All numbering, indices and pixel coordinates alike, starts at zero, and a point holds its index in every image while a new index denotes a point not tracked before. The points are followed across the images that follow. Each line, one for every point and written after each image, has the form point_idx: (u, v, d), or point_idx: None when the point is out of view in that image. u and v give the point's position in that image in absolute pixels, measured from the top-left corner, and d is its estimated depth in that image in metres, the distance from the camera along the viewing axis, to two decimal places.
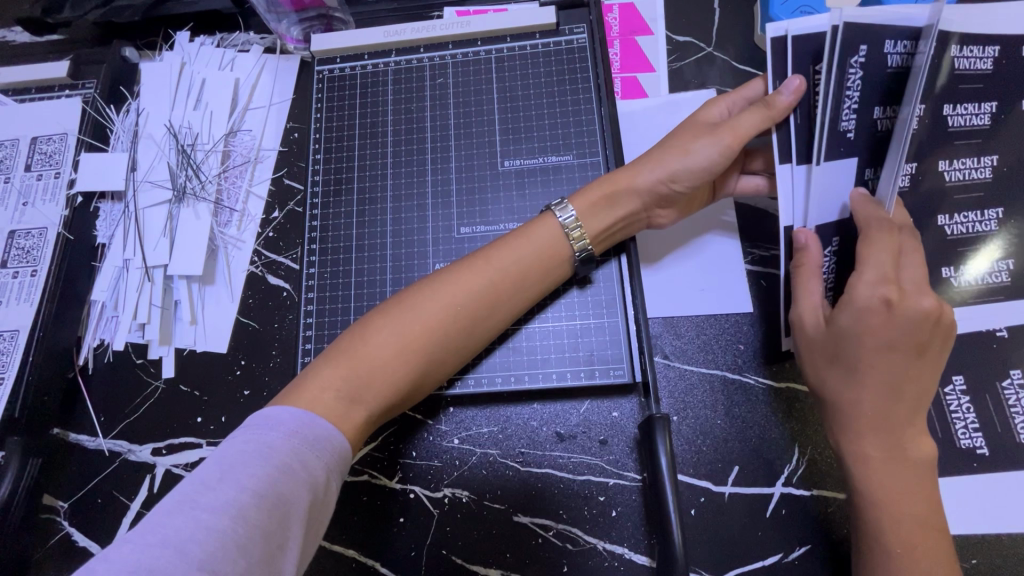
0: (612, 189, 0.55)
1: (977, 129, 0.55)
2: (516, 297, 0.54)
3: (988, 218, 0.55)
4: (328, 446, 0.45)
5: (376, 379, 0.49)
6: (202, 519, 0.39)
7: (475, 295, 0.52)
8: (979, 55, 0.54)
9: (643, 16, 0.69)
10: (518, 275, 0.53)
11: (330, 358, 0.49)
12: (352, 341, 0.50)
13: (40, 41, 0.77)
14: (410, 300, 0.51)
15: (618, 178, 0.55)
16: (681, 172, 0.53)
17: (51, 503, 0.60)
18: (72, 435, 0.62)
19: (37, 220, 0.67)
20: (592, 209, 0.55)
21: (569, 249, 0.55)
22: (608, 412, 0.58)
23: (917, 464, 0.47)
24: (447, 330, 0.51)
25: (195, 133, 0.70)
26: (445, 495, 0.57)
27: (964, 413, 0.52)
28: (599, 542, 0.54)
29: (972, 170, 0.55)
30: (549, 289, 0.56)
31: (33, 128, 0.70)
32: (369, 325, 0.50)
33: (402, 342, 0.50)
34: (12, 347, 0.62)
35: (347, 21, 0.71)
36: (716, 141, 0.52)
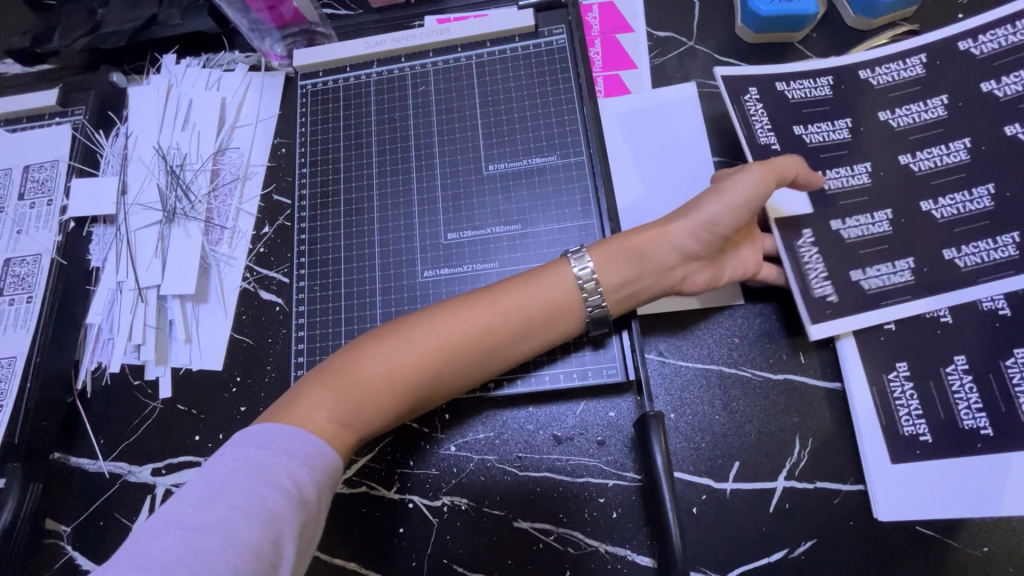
0: (632, 247, 0.52)
1: (912, 80, 0.59)
2: (523, 341, 0.52)
3: (858, 172, 0.58)
4: (320, 462, 0.45)
5: (366, 405, 0.48)
6: (191, 540, 0.39)
7: (470, 339, 0.50)
8: (900, 67, 0.60)
9: (622, 14, 0.69)
10: (518, 321, 0.51)
11: (323, 379, 0.49)
12: (345, 361, 0.50)
13: (31, 71, 0.78)
14: (405, 328, 0.50)
15: (631, 245, 0.52)
16: (707, 204, 0.52)
17: (54, 527, 0.60)
18: (74, 458, 0.63)
19: (31, 247, 0.67)
20: (609, 260, 0.52)
21: (582, 301, 0.52)
22: (604, 412, 0.57)
23: None
24: (444, 367, 0.50)
25: (183, 154, 0.70)
26: (444, 503, 0.57)
27: (966, 394, 0.51)
28: (601, 545, 0.54)
29: (920, 113, 0.58)
30: (555, 328, 0.52)
31: (26, 157, 0.71)
32: (363, 349, 0.50)
33: (395, 371, 0.49)
34: (11, 374, 0.63)
35: (329, 35, 0.73)
36: (746, 178, 0.51)
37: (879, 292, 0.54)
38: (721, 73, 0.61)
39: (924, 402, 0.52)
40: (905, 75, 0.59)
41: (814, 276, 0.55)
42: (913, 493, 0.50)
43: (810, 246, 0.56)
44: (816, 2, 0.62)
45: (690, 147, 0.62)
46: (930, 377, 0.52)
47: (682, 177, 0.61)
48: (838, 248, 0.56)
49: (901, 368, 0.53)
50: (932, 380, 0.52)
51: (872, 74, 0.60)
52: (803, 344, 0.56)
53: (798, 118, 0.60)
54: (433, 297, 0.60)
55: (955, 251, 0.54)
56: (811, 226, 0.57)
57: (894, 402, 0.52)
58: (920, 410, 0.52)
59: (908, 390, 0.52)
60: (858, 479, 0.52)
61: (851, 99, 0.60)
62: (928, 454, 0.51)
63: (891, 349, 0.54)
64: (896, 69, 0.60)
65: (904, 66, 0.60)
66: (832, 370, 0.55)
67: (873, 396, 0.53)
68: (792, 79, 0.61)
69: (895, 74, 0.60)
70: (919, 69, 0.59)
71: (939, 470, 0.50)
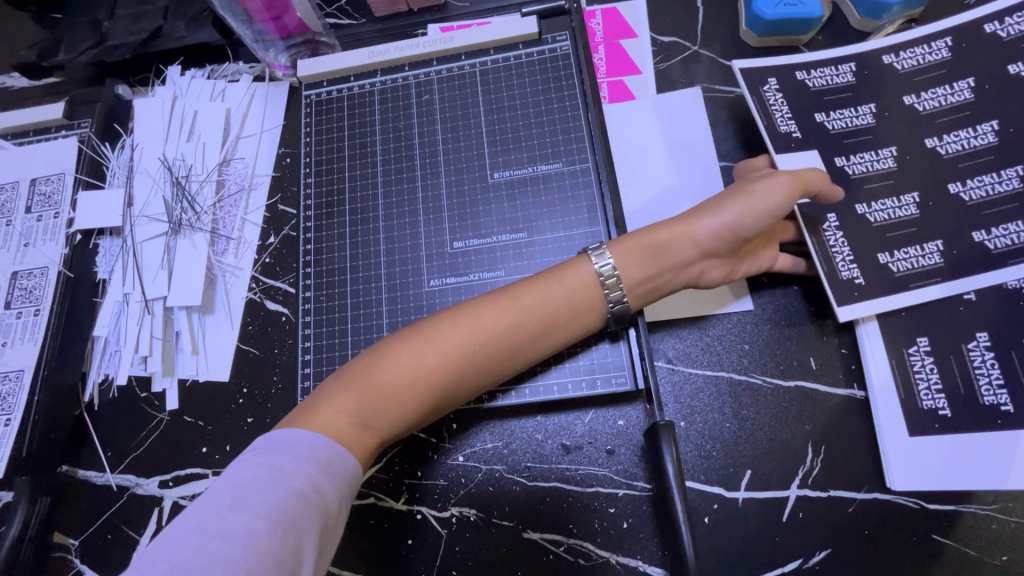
0: (654, 244, 0.52)
1: (938, 64, 0.59)
2: (544, 341, 0.51)
3: (884, 156, 0.58)
4: (340, 467, 0.45)
5: (389, 406, 0.48)
6: (210, 549, 0.38)
7: (492, 337, 0.50)
8: (929, 50, 0.60)
9: (625, 19, 0.69)
10: (541, 319, 0.50)
11: (345, 382, 0.49)
12: (366, 363, 0.49)
13: (37, 85, 0.79)
14: (426, 328, 0.50)
15: (654, 241, 0.52)
16: (733, 203, 0.51)
17: (63, 541, 0.60)
18: (81, 471, 0.63)
19: (38, 260, 0.67)
20: (630, 258, 0.52)
21: (603, 300, 0.51)
22: (613, 421, 0.57)
23: None
24: (466, 365, 0.49)
25: (189, 165, 0.71)
26: (452, 514, 0.56)
27: (987, 369, 0.51)
28: (612, 555, 0.53)
29: (947, 96, 0.58)
30: (577, 327, 0.52)
31: (33, 170, 0.71)
32: (384, 351, 0.49)
33: (418, 372, 0.48)
34: (18, 387, 0.63)
35: (333, 45, 0.73)
36: (774, 182, 0.51)
37: (908, 275, 0.54)
38: (738, 65, 0.62)
39: (945, 377, 0.52)
40: (935, 57, 0.60)
41: (840, 259, 0.55)
42: (931, 466, 0.50)
43: (836, 231, 0.56)
44: (821, 5, 0.62)
45: (695, 153, 0.62)
46: (949, 352, 0.52)
47: (689, 183, 0.61)
48: (863, 231, 0.56)
49: (921, 342, 0.53)
50: (953, 355, 0.52)
51: (876, 76, 0.60)
52: (814, 350, 0.55)
53: (818, 105, 0.60)
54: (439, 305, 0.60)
55: (984, 233, 0.54)
56: (836, 210, 0.57)
57: (913, 374, 0.53)
58: (938, 382, 0.52)
59: (927, 363, 0.53)
60: (872, 486, 0.51)
61: (873, 87, 0.60)
62: (945, 428, 0.51)
63: (911, 327, 0.54)
64: (923, 52, 0.60)
65: (932, 49, 0.60)
66: (844, 376, 0.54)
67: (893, 370, 0.53)
68: (813, 67, 0.62)
69: (923, 56, 0.60)
70: (947, 52, 0.59)
71: (958, 445, 0.50)
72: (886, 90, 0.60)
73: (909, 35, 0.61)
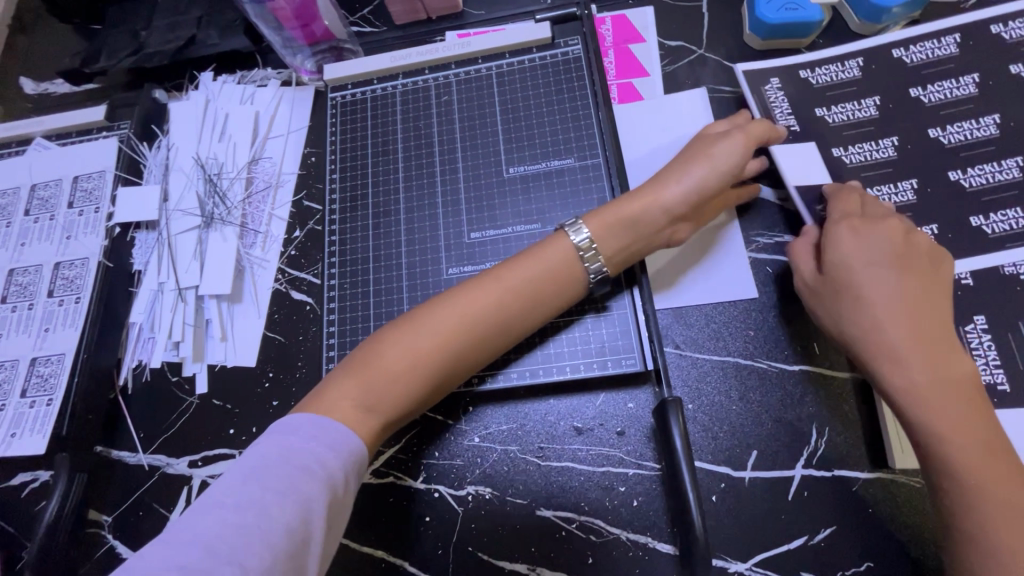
0: (627, 215, 0.56)
1: (947, 59, 0.62)
2: (531, 315, 0.55)
3: (884, 146, 0.61)
4: (347, 447, 0.48)
5: (390, 388, 0.51)
6: (229, 517, 0.41)
7: (482, 317, 0.53)
8: (938, 46, 0.63)
9: (634, 25, 0.72)
10: (527, 296, 0.54)
11: (350, 370, 0.52)
12: (367, 352, 0.53)
13: (78, 90, 0.84)
14: (422, 314, 0.53)
15: (626, 211, 0.56)
16: (697, 172, 0.56)
17: (97, 517, 0.63)
18: (115, 452, 0.66)
19: (80, 251, 0.72)
20: (606, 231, 0.55)
21: (582, 270, 0.55)
22: (623, 403, 0.59)
23: (964, 382, 0.47)
24: (460, 346, 0.53)
25: (220, 163, 0.75)
26: (468, 492, 0.59)
27: (985, 351, 0.53)
28: (622, 532, 0.55)
29: (953, 89, 0.61)
30: (559, 303, 0.56)
31: (75, 169, 0.76)
32: (384, 339, 0.53)
33: (416, 354, 0.52)
34: (59, 370, 0.66)
35: (356, 51, 0.77)
36: (730, 147, 0.57)
37: None
38: (738, 68, 0.66)
39: None
40: (943, 52, 0.63)
41: None
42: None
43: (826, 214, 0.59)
44: (821, 10, 0.65)
45: None
46: None
47: None
48: None
49: None
50: None
51: (875, 76, 0.63)
52: (818, 336, 0.58)
53: (819, 100, 0.64)
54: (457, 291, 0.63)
55: (982, 219, 0.57)
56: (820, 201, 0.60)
57: None
58: None
59: None
60: (875, 466, 0.53)
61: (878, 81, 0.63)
62: None
63: None
64: (932, 47, 0.63)
65: (940, 44, 0.63)
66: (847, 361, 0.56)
67: None
68: (817, 65, 0.65)
69: (931, 51, 0.63)
70: (954, 48, 0.63)
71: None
72: (885, 88, 0.62)
73: (913, 32, 0.64)
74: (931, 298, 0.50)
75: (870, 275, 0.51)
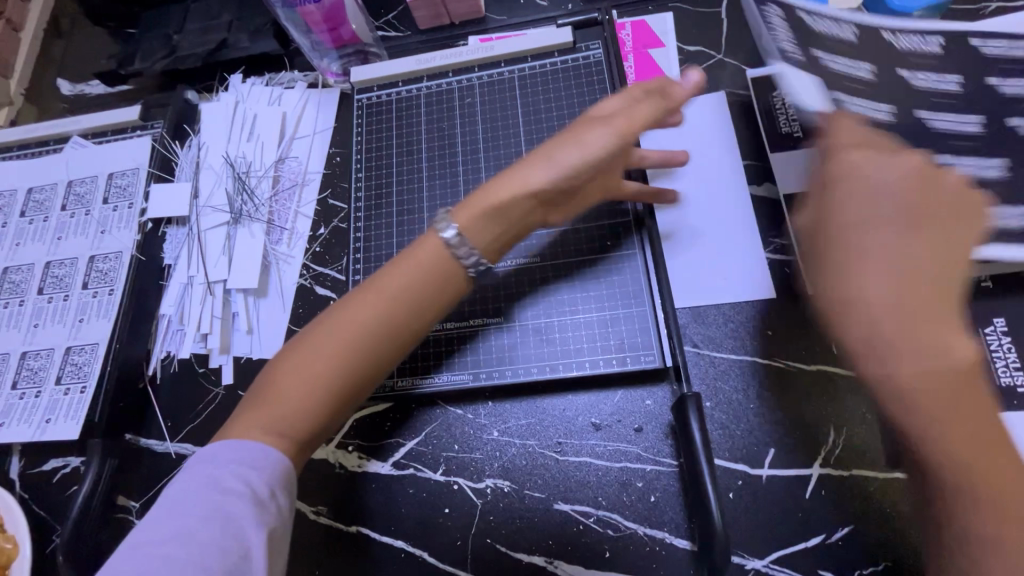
0: (495, 204, 0.53)
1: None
2: (419, 319, 0.52)
3: None
4: (268, 465, 0.46)
5: (294, 411, 0.48)
6: (158, 552, 0.41)
7: (368, 328, 0.50)
8: None
9: (654, 31, 0.74)
10: (410, 303, 0.51)
11: (253, 400, 0.49)
12: (267, 378, 0.50)
13: (114, 91, 0.87)
14: (312, 334, 0.50)
15: (495, 199, 0.53)
16: (569, 159, 0.53)
17: (125, 503, 0.65)
18: (143, 440, 0.68)
19: (113, 245, 0.74)
20: (473, 223, 0.52)
21: (458, 265, 0.52)
22: (641, 400, 0.60)
23: (964, 369, 0.36)
24: (355, 360, 0.49)
25: (249, 162, 0.77)
26: (487, 485, 0.59)
27: (1004, 352, 0.53)
28: (639, 527, 0.56)
29: None
30: (443, 303, 0.53)
31: (110, 166, 0.78)
32: (281, 363, 0.50)
33: (313, 374, 0.48)
34: (92, 359, 0.68)
35: (381, 54, 0.79)
36: (607, 134, 0.53)
37: None
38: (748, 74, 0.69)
39: None
40: None
41: None
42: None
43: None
44: None
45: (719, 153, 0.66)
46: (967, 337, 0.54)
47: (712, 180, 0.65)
48: None
49: None
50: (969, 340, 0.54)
51: None
52: None
53: None
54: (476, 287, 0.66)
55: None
56: None
57: None
58: None
59: None
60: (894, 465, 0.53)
61: None
62: None
63: None
64: None
65: None
66: None
67: None
68: None
69: None
70: None
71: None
72: None
73: (938, 38, 0.63)
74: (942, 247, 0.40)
75: (857, 247, 0.41)
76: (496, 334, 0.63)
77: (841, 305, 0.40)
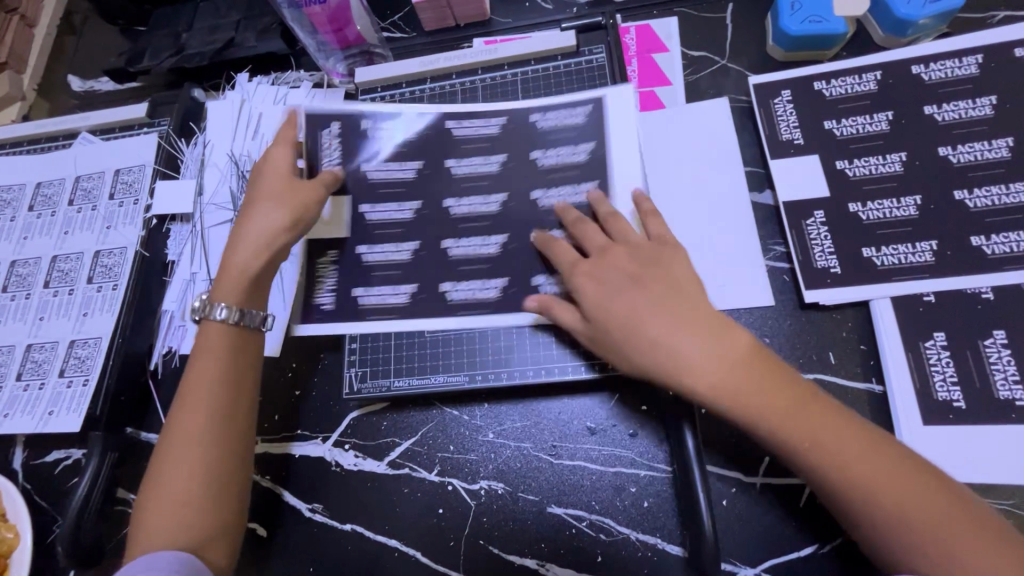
0: (257, 279, 0.56)
1: (965, 78, 0.62)
2: (248, 384, 0.54)
3: (891, 161, 0.61)
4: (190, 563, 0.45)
5: (192, 505, 0.48)
6: None
7: (236, 401, 0.52)
8: (956, 65, 0.63)
9: (658, 35, 0.74)
10: (245, 372, 0.54)
11: (144, 515, 0.48)
12: (150, 493, 0.49)
13: (122, 88, 0.88)
14: (180, 431, 0.50)
15: (242, 264, 0.56)
16: (275, 218, 0.57)
17: (125, 495, 0.66)
18: (144, 434, 0.69)
19: (119, 241, 0.75)
20: (235, 290, 0.55)
21: (245, 329, 0.55)
22: (636, 406, 0.60)
23: (748, 359, 0.46)
24: (236, 433, 0.51)
25: (253, 160, 0.78)
26: (481, 486, 0.60)
27: (1004, 365, 0.53)
28: (632, 532, 0.56)
29: (967, 109, 0.61)
30: (255, 362, 0.55)
31: (117, 162, 0.79)
32: (160, 469, 0.49)
33: (194, 465, 0.49)
34: (95, 353, 0.69)
35: (386, 56, 0.80)
36: (270, 205, 0.57)
37: (891, 269, 0.58)
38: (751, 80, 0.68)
39: (961, 371, 0.54)
40: (961, 73, 0.62)
41: (818, 251, 0.60)
42: (946, 452, 0.52)
43: (820, 226, 0.61)
44: (845, 23, 0.65)
45: (720, 159, 0.66)
46: (966, 349, 0.54)
47: (713, 187, 0.65)
48: (852, 228, 0.60)
49: (938, 337, 0.55)
50: (969, 352, 0.54)
51: (895, 90, 0.63)
52: (833, 346, 0.58)
53: (829, 113, 0.64)
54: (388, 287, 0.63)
55: (983, 239, 0.57)
56: (822, 207, 0.61)
57: (929, 366, 0.54)
58: (955, 377, 0.54)
59: (944, 357, 0.54)
60: None
61: (899, 95, 0.63)
62: (962, 419, 0.52)
63: (929, 320, 0.56)
64: (950, 67, 0.63)
65: (960, 64, 0.63)
66: (861, 370, 0.57)
67: (911, 363, 0.55)
68: (832, 78, 0.66)
69: (950, 71, 0.63)
70: (974, 68, 0.62)
71: (971, 435, 0.52)
72: (910, 101, 0.62)
73: (941, 48, 0.64)
74: (693, 290, 0.50)
75: (626, 298, 0.51)
76: (495, 335, 0.63)
77: (650, 334, 0.48)
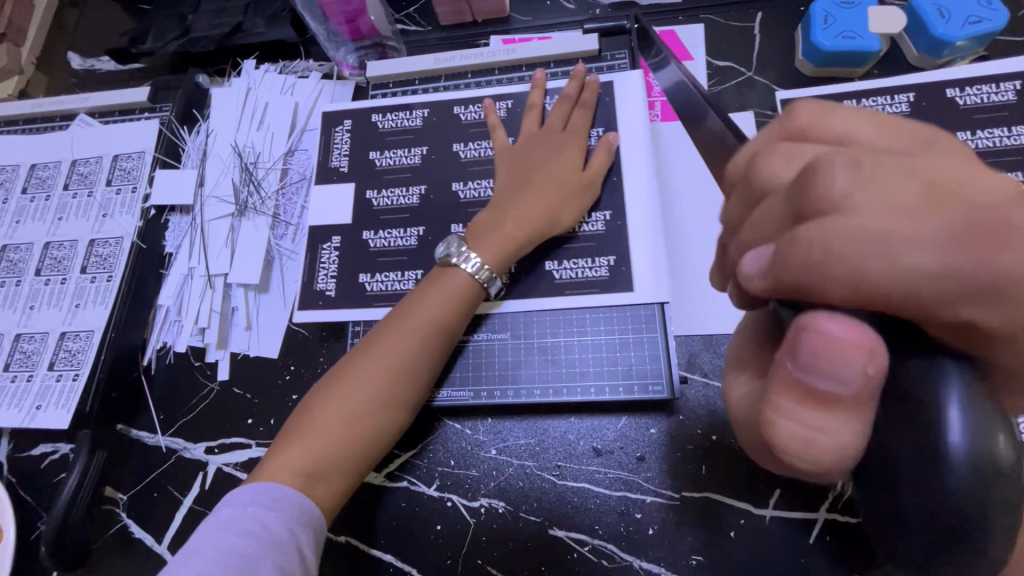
0: (442, 302, 0.56)
1: (1000, 105, 0.60)
2: (422, 342, 0.55)
3: None
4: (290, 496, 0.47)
5: (337, 443, 0.50)
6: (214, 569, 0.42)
7: (405, 352, 0.54)
8: (993, 91, 0.60)
9: (683, 41, 0.71)
10: (425, 329, 0.55)
11: (292, 440, 0.51)
12: (305, 420, 0.52)
13: (123, 69, 0.85)
14: (349, 370, 0.53)
15: (441, 297, 0.56)
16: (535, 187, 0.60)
17: (112, 495, 0.64)
18: (135, 431, 0.66)
19: (114, 230, 0.72)
20: (490, 244, 0.58)
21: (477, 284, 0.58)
22: (645, 429, 0.58)
23: None
24: (397, 384, 0.53)
25: (257, 152, 0.75)
26: (481, 504, 0.58)
27: None
28: (635, 560, 0.54)
29: (1002, 137, 0.59)
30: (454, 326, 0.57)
31: (115, 147, 0.77)
32: (320, 401, 0.52)
33: (354, 408, 0.52)
34: (87, 346, 0.67)
35: (400, 49, 0.77)
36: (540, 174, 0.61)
37: None
38: (778, 95, 0.66)
39: None
40: (998, 98, 0.60)
41: None
42: None
43: None
44: (879, 40, 0.63)
45: None
46: None
47: None
48: None
49: None
50: None
51: (926, 114, 0.61)
52: None
53: None
54: (395, 271, 0.66)
55: None
56: None
57: None
58: None
59: None
60: None
61: (930, 119, 0.61)
62: None
63: None
64: (986, 92, 0.61)
65: (996, 90, 0.60)
66: None
67: None
68: (863, 97, 0.63)
69: (985, 96, 0.61)
70: (1011, 95, 0.60)
71: None
72: (943, 126, 0.60)
73: (976, 71, 0.61)
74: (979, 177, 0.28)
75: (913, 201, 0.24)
76: (503, 350, 0.61)
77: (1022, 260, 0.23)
